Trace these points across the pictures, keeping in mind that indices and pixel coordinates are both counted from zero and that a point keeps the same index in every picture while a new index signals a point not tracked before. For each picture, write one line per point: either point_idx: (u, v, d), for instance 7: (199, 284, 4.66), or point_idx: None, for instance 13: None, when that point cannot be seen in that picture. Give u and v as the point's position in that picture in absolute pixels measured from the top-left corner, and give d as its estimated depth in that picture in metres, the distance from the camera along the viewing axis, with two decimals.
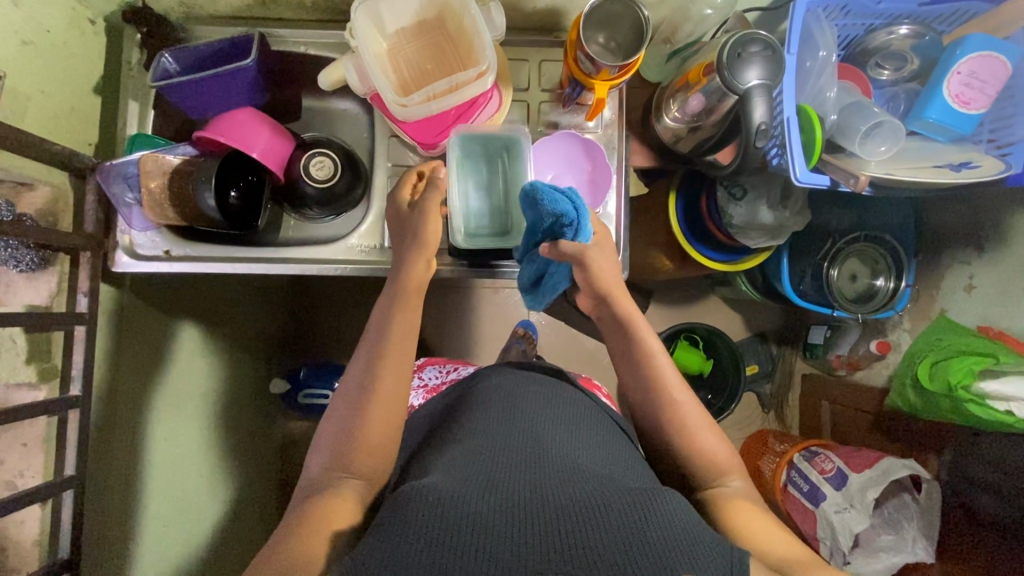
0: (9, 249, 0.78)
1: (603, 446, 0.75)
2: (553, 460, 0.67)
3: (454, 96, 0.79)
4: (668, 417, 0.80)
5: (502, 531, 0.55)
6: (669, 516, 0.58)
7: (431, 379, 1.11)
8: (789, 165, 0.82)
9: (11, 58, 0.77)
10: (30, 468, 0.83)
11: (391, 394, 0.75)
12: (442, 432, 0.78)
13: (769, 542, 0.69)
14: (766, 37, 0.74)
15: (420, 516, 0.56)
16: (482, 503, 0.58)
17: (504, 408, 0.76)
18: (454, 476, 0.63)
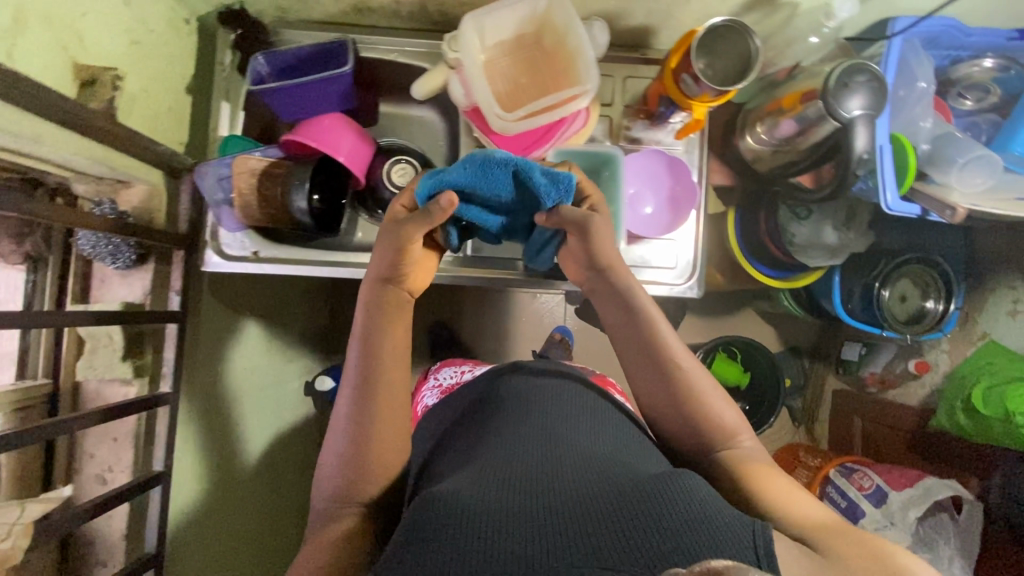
0: (110, 246, 0.81)
1: (619, 436, 0.67)
2: (570, 452, 0.60)
3: (556, 113, 0.80)
4: (673, 382, 0.73)
5: (512, 525, 0.49)
6: (692, 495, 0.52)
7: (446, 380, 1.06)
8: (880, 193, 0.83)
9: (123, 58, 0.78)
10: (119, 462, 0.84)
11: (395, 386, 0.70)
12: (454, 436, 0.72)
13: (797, 508, 0.61)
14: (875, 70, 0.75)
15: (428, 527, 0.49)
16: (493, 500, 0.51)
17: (517, 404, 0.70)
18: (466, 478, 0.57)
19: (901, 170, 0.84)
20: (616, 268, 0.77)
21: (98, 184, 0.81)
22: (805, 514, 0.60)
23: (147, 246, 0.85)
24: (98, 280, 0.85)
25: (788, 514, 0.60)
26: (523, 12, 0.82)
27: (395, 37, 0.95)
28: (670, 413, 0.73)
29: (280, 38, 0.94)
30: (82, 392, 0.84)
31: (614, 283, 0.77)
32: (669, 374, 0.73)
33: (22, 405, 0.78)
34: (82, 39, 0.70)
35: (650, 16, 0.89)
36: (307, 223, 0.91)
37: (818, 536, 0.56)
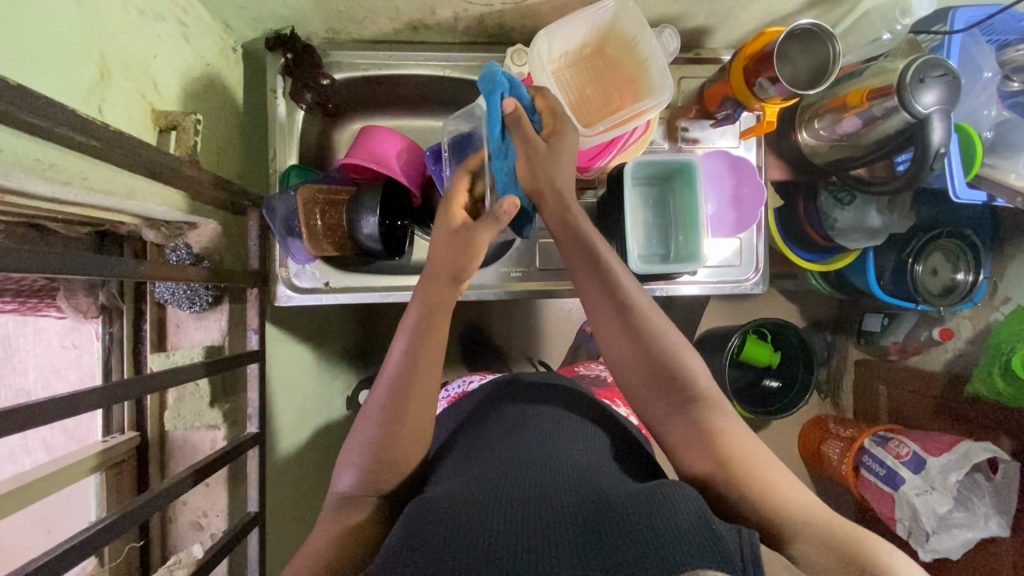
0: (188, 290, 0.79)
1: (615, 456, 0.67)
2: (563, 470, 0.59)
3: (634, 124, 0.80)
4: (642, 330, 0.67)
5: (511, 536, 0.49)
6: (679, 507, 0.50)
7: (454, 389, 0.99)
8: (947, 180, 0.85)
9: (187, 94, 0.75)
10: (214, 506, 0.83)
11: (409, 429, 0.65)
12: (451, 447, 0.71)
13: (781, 498, 0.58)
14: (949, 65, 0.76)
15: (429, 532, 0.49)
16: (482, 516, 0.51)
17: (515, 429, 0.68)
18: (462, 488, 0.57)
19: (968, 159, 0.85)
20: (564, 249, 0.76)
21: (168, 228, 0.78)
22: (801, 505, 0.58)
23: (223, 288, 0.83)
24: (174, 325, 0.82)
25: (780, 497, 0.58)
26: (591, 24, 0.81)
27: (450, 52, 0.93)
28: (632, 369, 0.67)
29: (330, 60, 0.91)
30: (169, 443, 0.82)
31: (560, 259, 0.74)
32: (642, 337, 0.67)
33: (116, 461, 0.76)
34: (156, 84, 0.67)
35: (709, 18, 0.89)
36: (376, 249, 0.89)
37: (799, 544, 0.55)
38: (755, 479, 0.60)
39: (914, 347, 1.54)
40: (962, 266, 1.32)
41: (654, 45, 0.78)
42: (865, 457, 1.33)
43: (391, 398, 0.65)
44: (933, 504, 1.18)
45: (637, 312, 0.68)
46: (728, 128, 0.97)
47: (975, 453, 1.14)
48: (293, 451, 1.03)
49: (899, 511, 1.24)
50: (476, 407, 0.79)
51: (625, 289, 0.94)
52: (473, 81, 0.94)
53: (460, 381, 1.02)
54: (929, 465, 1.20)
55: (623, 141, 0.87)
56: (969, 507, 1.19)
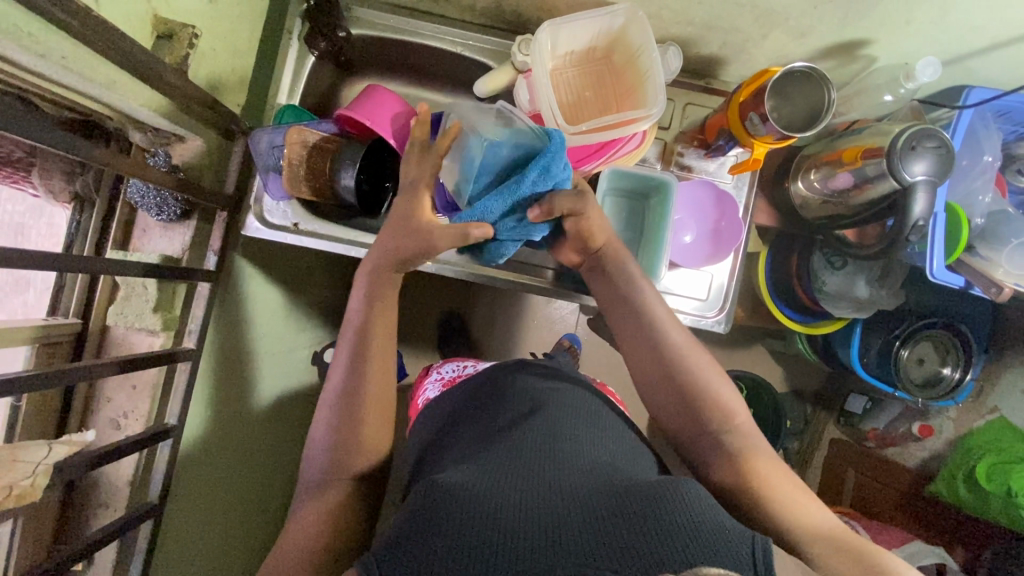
0: (157, 198, 0.81)
1: (618, 441, 0.70)
2: (574, 457, 0.62)
3: (618, 132, 0.80)
4: (677, 367, 0.72)
5: (525, 520, 0.52)
6: (689, 505, 0.54)
7: (449, 373, 1.02)
8: (927, 259, 0.83)
9: (199, 13, 0.77)
10: (135, 410, 0.85)
11: (379, 370, 0.73)
12: (460, 423, 0.75)
13: (804, 514, 0.63)
14: (944, 137, 0.75)
15: (447, 509, 0.53)
16: (494, 498, 0.54)
17: (525, 407, 0.72)
18: (475, 468, 0.60)
19: (950, 241, 0.83)
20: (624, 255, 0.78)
21: (155, 135, 0.80)
22: (811, 519, 0.63)
23: (193, 203, 0.86)
24: (141, 229, 0.85)
25: (796, 516, 0.63)
26: (600, 26, 0.82)
27: (466, 31, 0.95)
28: (669, 407, 0.72)
29: (350, 16, 0.94)
30: (110, 339, 0.84)
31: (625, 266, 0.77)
32: (682, 384, 0.72)
33: (52, 342, 0.78)
34: None
35: (722, 48, 0.89)
36: (350, 202, 0.93)
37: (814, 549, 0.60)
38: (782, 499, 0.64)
39: (892, 437, 1.51)
40: (950, 361, 1.31)
41: (655, 60, 0.78)
42: None
43: (353, 358, 0.73)
44: None
45: (670, 347, 0.73)
46: (725, 160, 0.96)
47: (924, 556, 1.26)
48: (241, 385, 1.05)
49: None
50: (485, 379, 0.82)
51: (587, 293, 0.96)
52: (483, 64, 0.95)
53: (453, 367, 1.05)
54: None
55: (616, 149, 0.86)
56: None
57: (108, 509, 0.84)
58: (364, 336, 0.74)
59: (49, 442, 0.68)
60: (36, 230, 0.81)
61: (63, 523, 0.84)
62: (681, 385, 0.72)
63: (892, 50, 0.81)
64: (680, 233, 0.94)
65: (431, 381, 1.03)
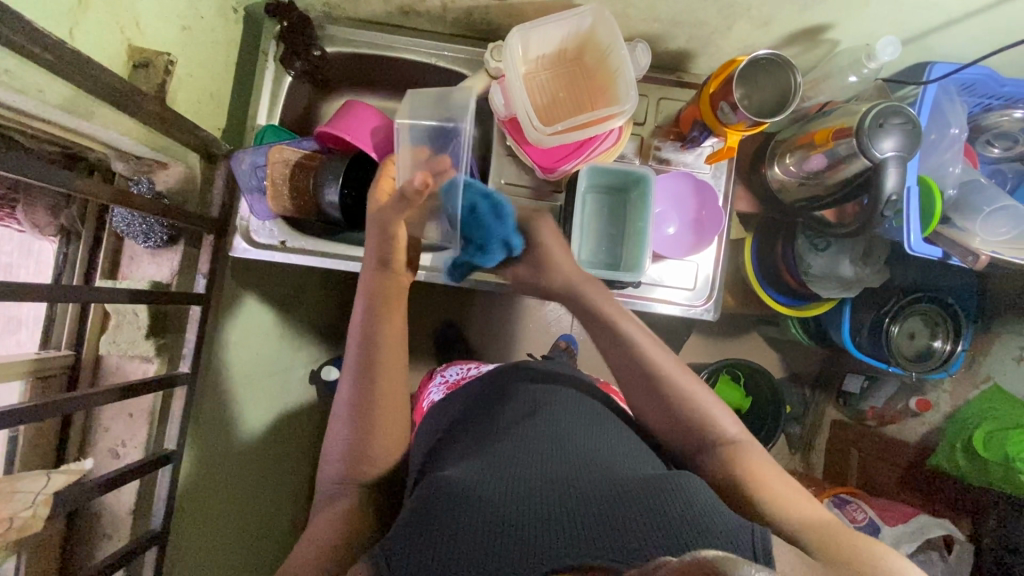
0: (144, 226, 0.82)
1: (614, 432, 0.72)
2: (572, 449, 0.64)
3: (592, 130, 0.81)
4: (664, 383, 0.75)
5: (527, 514, 0.53)
6: (689, 495, 0.55)
7: (452, 376, 1.03)
8: (904, 232, 0.84)
9: (174, 41, 0.78)
10: (133, 438, 0.85)
11: (392, 376, 0.75)
12: (461, 421, 0.77)
13: (800, 508, 0.64)
14: (909, 113, 0.77)
15: (450, 508, 0.54)
16: (497, 496, 0.55)
17: (523, 402, 0.73)
18: (477, 466, 0.61)
19: (926, 215, 0.84)
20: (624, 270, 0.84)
21: (137, 163, 0.81)
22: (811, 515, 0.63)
23: (179, 228, 0.86)
24: (128, 257, 0.86)
25: (781, 511, 0.63)
26: (568, 28, 0.84)
27: (438, 42, 0.96)
28: (662, 418, 0.75)
29: (324, 34, 0.95)
30: (103, 368, 0.84)
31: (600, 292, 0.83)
32: (672, 398, 0.75)
33: (45, 376, 0.78)
34: (139, 23, 0.71)
35: (690, 41, 0.91)
36: (335, 217, 0.94)
37: (813, 539, 0.60)
38: (779, 497, 0.65)
39: (893, 414, 1.53)
40: (940, 334, 1.34)
41: (624, 57, 0.80)
42: None
43: (360, 371, 0.74)
44: None
45: (657, 366, 0.77)
46: (702, 151, 0.97)
47: (929, 529, 1.28)
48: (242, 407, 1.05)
49: None
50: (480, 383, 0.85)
51: None
52: (458, 73, 0.97)
53: (457, 369, 1.06)
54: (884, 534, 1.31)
55: (596, 146, 0.88)
56: None
57: (112, 539, 0.84)
58: (372, 344, 0.75)
59: (46, 472, 0.67)
60: (26, 269, 0.81)
61: (66, 556, 0.84)
62: (671, 398, 0.75)
63: (853, 32, 0.83)
64: (661, 224, 0.95)
65: (434, 384, 1.03)
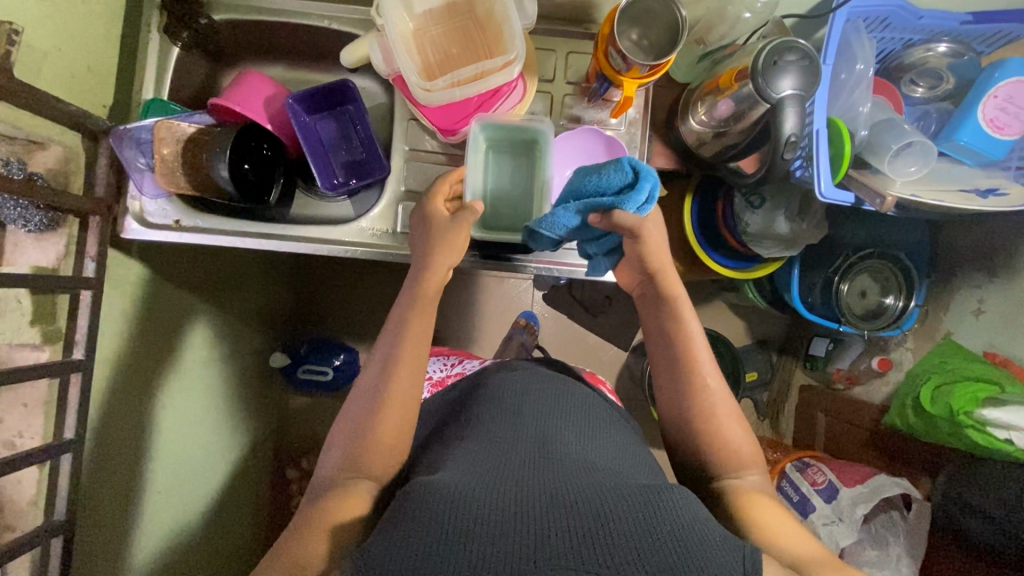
0: (18, 209, 0.78)
1: (604, 444, 0.70)
2: (562, 460, 0.62)
3: (478, 84, 0.78)
4: (699, 404, 0.75)
5: (519, 522, 0.51)
6: (679, 511, 0.53)
7: (436, 372, 1.06)
8: (816, 178, 0.78)
9: (28, 9, 0.74)
10: (29, 428, 0.83)
11: (404, 382, 0.73)
12: (449, 434, 0.76)
13: (786, 544, 0.63)
14: (805, 47, 0.72)
15: (438, 510, 0.51)
16: (487, 502, 0.53)
17: (511, 415, 0.72)
18: (466, 475, 0.59)
19: (837, 158, 0.80)
20: (666, 276, 0.78)
21: None
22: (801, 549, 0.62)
23: (61, 210, 0.83)
24: None
25: (771, 542, 0.63)
26: None
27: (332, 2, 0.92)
28: (685, 434, 0.76)
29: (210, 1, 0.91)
30: None
31: (672, 299, 0.79)
32: (705, 417, 0.75)
33: None
34: None
35: None
36: (231, 192, 0.89)
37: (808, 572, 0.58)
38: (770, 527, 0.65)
39: (856, 375, 1.50)
40: (891, 290, 1.29)
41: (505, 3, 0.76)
42: (782, 481, 1.41)
43: (382, 369, 0.74)
44: (837, 534, 1.27)
45: (707, 385, 0.76)
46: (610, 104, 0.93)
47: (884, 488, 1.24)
48: None
49: None
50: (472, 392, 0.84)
51: (496, 263, 0.95)
52: (355, 35, 0.93)
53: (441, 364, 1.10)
54: (840, 495, 1.30)
55: (501, 101, 0.86)
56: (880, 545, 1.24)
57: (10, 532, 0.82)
58: (399, 342, 0.75)
59: None
60: None
61: None
62: (707, 418, 0.75)
63: None
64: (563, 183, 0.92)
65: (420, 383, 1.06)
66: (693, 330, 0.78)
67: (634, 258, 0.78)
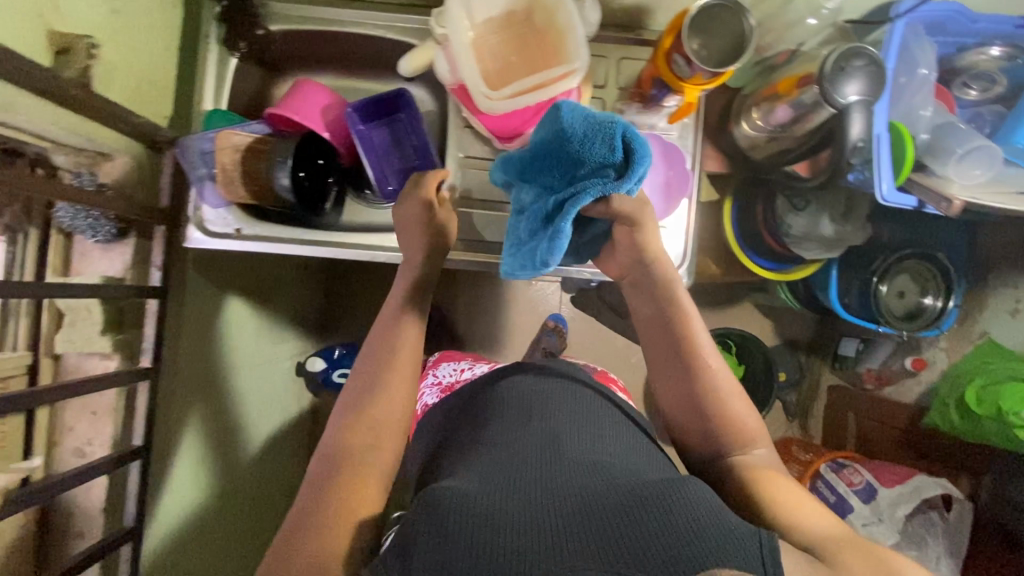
0: (90, 220, 0.80)
1: (616, 437, 0.69)
2: (572, 455, 0.61)
3: (543, 92, 0.78)
4: (701, 385, 0.75)
5: (533, 527, 0.50)
6: (693, 504, 0.52)
7: (446, 377, 1.02)
8: (876, 182, 0.79)
9: (101, 24, 0.75)
10: (99, 435, 0.84)
11: (399, 381, 0.74)
12: (460, 434, 0.74)
13: (801, 520, 0.62)
14: (872, 53, 0.73)
15: (454, 517, 0.50)
16: (500, 507, 0.52)
17: (520, 408, 0.71)
18: (478, 478, 0.58)
19: (897, 162, 0.81)
20: (660, 261, 0.80)
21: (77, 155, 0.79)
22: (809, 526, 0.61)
23: (128, 220, 0.84)
24: (78, 253, 0.84)
25: (791, 524, 0.61)
26: None
27: (387, 11, 0.93)
28: (688, 418, 0.76)
29: (267, 12, 0.92)
30: (63, 368, 0.83)
31: (660, 275, 0.81)
32: (707, 395, 0.75)
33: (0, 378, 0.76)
34: (59, 5, 0.69)
35: None
36: (289, 201, 0.90)
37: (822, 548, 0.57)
38: (780, 504, 0.64)
39: (888, 376, 1.50)
40: (930, 290, 1.29)
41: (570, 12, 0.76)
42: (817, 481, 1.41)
43: (379, 368, 0.74)
44: (878, 534, 1.26)
45: (706, 364, 0.77)
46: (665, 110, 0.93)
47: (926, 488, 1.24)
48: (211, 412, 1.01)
49: None
50: (475, 388, 0.83)
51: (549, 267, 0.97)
52: (409, 44, 0.94)
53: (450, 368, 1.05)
54: (879, 496, 1.29)
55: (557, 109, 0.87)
56: (920, 545, 1.25)
57: (82, 538, 0.83)
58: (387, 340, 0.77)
59: None
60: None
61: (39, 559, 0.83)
62: (709, 397, 0.75)
63: None
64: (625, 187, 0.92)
65: (428, 386, 1.02)
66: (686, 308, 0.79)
67: (629, 247, 0.79)
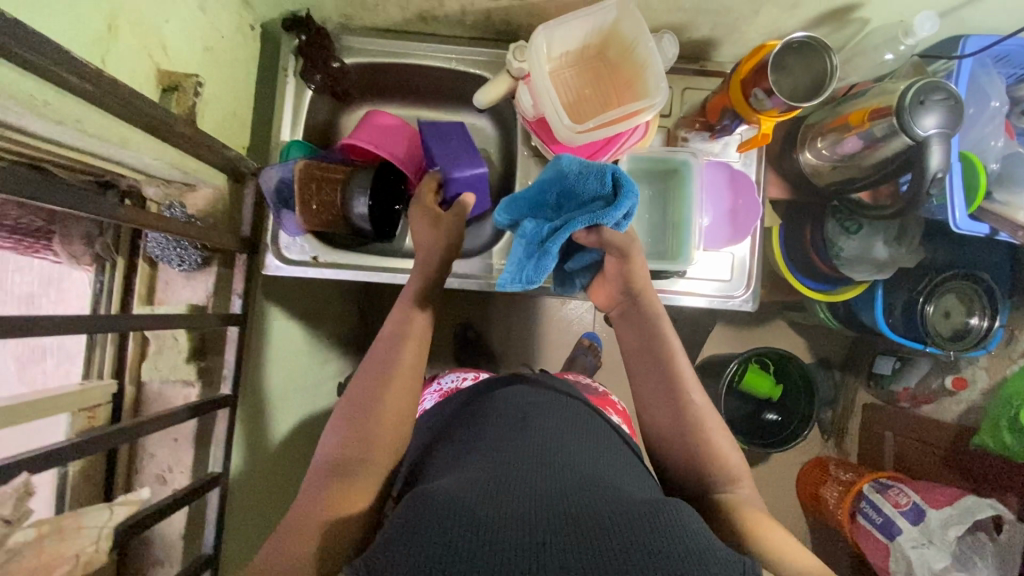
0: (179, 249, 0.81)
1: (610, 454, 0.65)
2: (566, 466, 0.58)
3: (623, 124, 0.80)
4: (690, 421, 0.73)
5: (516, 528, 0.46)
6: (684, 526, 0.48)
7: (447, 383, 0.95)
8: (949, 210, 0.82)
9: (196, 61, 0.78)
10: (179, 462, 0.85)
11: (395, 395, 0.70)
12: (446, 443, 0.70)
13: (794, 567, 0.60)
14: (951, 88, 0.74)
15: (437, 516, 0.46)
16: (484, 507, 0.48)
17: (514, 420, 0.67)
18: (464, 481, 0.54)
19: (970, 190, 0.83)
20: (648, 292, 0.80)
21: (167, 187, 0.81)
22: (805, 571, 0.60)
23: (212, 249, 0.86)
24: (163, 281, 0.86)
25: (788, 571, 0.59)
26: (592, 25, 0.83)
27: (458, 45, 0.96)
28: (671, 451, 0.74)
29: (342, 45, 0.95)
30: (146, 396, 0.84)
31: (651, 309, 0.80)
32: (688, 432, 0.73)
33: (91, 406, 0.77)
34: (166, 46, 0.71)
35: (714, 28, 0.90)
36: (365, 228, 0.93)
37: None
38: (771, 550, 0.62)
39: (926, 396, 1.48)
40: (976, 310, 1.28)
41: (651, 49, 0.78)
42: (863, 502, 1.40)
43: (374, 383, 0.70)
44: (928, 558, 1.22)
45: (691, 399, 0.75)
46: (730, 140, 0.96)
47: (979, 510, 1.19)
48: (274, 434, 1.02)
49: (895, 564, 1.29)
50: (466, 400, 0.80)
51: None
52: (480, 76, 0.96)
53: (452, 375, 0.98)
54: (929, 517, 1.25)
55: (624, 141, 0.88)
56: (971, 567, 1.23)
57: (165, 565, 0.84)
58: (393, 350, 0.74)
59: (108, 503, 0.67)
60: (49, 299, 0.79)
61: None
62: (696, 433, 0.73)
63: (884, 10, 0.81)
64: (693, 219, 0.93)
65: (428, 392, 0.96)
66: (671, 342, 0.78)
67: (617, 277, 0.79)
